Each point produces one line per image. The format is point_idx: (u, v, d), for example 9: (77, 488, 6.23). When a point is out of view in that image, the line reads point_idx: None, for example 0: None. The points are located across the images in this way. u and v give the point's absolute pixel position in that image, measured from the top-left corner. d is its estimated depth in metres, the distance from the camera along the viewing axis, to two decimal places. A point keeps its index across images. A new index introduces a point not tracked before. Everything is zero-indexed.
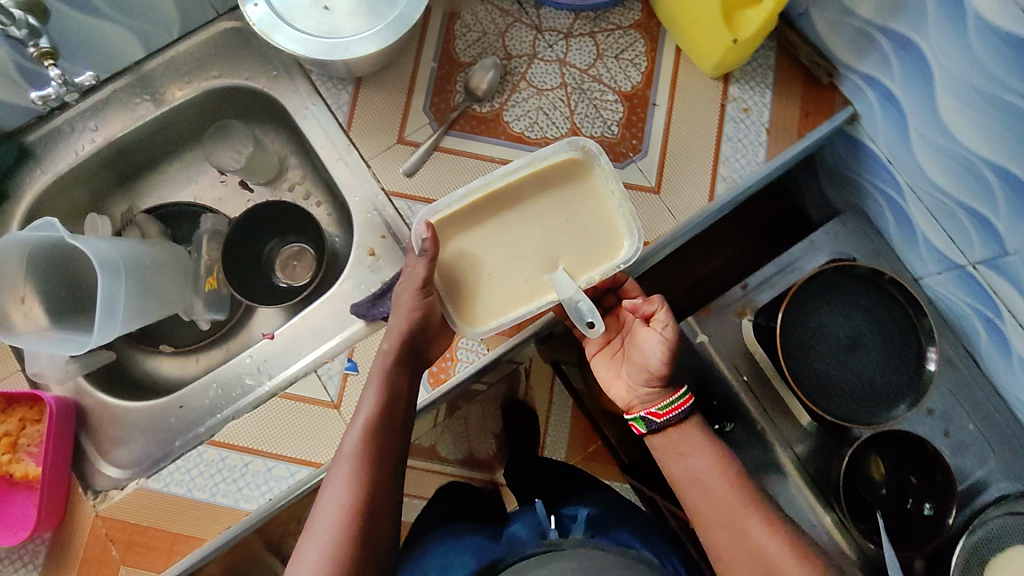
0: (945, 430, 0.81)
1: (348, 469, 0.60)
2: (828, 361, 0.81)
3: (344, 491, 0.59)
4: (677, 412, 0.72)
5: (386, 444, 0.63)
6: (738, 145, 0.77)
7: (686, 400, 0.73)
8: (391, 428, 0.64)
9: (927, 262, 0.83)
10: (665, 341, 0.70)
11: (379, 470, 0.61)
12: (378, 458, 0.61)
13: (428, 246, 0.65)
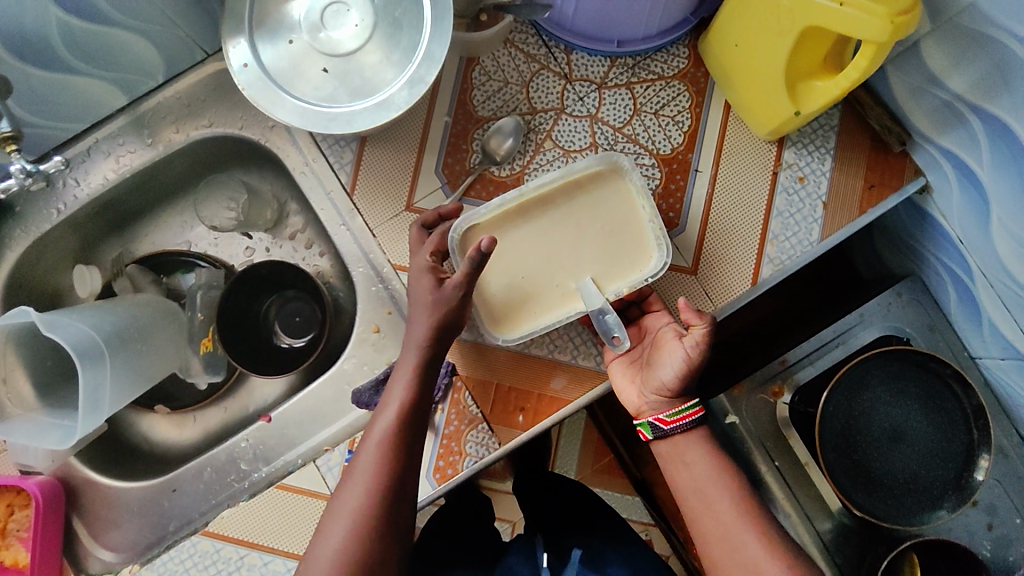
0: (989, 523, 0.71)
1: (372, 465, 0.55)
2: (868, 451, 0.73)
3: (366, 488, 0.54)
4: (685, 422, 0.60)
5: (416, 439, 0.57)
6: (790, 222, 0.68)
7: (696, 411, 0.61)
8: (422, 420, 0.58)
9: (989, 346, 0.71)
10: (698, 353, 0.58)
11: (404, 468, 0.56)
12: (403, 457, 0.56)
13: (482, 253, 0.53)
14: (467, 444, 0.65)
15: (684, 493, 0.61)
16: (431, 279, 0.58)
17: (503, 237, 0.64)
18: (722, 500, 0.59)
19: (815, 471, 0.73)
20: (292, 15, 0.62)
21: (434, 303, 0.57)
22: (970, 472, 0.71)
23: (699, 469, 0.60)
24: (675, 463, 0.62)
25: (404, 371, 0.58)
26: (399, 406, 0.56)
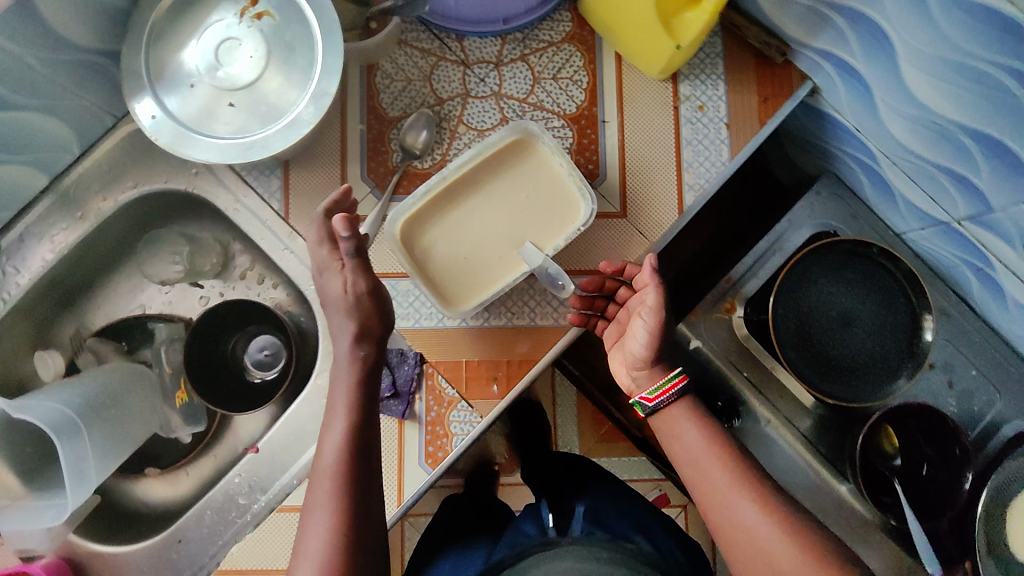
0: (949, 381, 0.77)
1: (327, 493, 0.56)
2: (825, 341, 0.76)
3: (328, 520, 0.54)
4: (668, 395, 0.63)
5: (367, 460, 0.59)
6: (700, 148, 0.72)
7: (678, 381, 0.64)
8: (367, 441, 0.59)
9: (908, 219, 0.77)
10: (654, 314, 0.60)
11: (361, 493, 0.57)
12: (357, 481, 0.57)
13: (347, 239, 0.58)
14: (451, 424, 0.67)
15: (682, 459, 0.63)
16: (343, 284, 0.61)
17: (438, 221, 0.67)
18: (712, 462, 0.60)
19: (780, 372, 0.78)
20: (191, 61, 0.65)
21: (347, 312, 0.61)
22: (918, 339, 0.76)
23: (688, 438, 0.63)
24: (670, 428, 0.64)
25: (339, 395, 0.60)
26: (339, 430, 0.58)
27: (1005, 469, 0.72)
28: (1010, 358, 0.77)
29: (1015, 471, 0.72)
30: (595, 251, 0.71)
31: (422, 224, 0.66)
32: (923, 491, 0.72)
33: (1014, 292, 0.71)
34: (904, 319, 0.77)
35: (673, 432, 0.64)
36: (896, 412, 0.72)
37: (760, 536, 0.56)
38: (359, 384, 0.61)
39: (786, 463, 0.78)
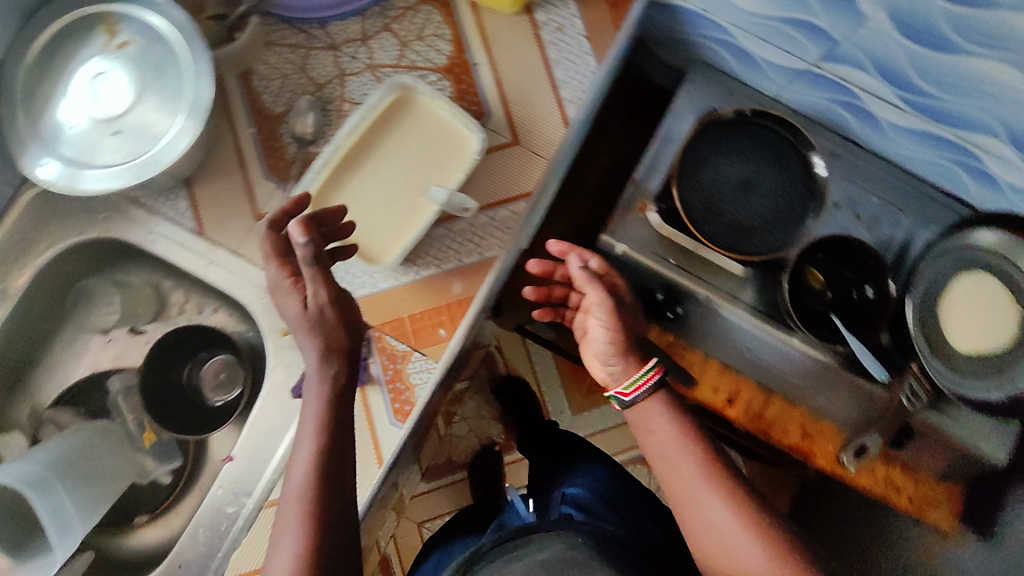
0: (856, 214, 0.86)
1: (296, 519, 0.54)
2: (734, 208, 0.82)
3: (294, 548, 0.53)
4: (642, 389, 0.66)
5: (338, 481, 0.57)
6: (569, 64, 0.77)
7: (652, 375, 0.67)
8: (337, 477, 0.57)
9: (775, 80, 0.84)
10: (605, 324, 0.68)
11: (327, 534, 0.55)
12: (327, 516, 0.55)
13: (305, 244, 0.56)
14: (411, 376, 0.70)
15: (659, 460, 0.66)
16: (301, 306, 0.59)
17: (342, 190, 0.68)
18: (687, 465, 0.63)
19: (710, 251, 0.81)
20: (66, 106, 0.68)
21: (305, 323, 0.58)
22: (814, 179, 0.82)
23: (664, 434, 0.66)
24: (646, 425, 0.67)
25: (309, 414, 0.59)
26: (309, 454, 0.57)
27: (925, 275, 0.82)
28: (900, 175, 0.86)
29: (933, 274, 0.82)
30: (499, 181, 0.74)
31: (328, 197, 0.68)
32: (859, 311, 0.80)
33: (886, 116, 0.81)
34: (796, 167, 0.83)
35: (647, 418, 0.67)
36: (809, 246, 0.80)
37: (731, 538, 0.59)
38: (332, 402, 0.60)
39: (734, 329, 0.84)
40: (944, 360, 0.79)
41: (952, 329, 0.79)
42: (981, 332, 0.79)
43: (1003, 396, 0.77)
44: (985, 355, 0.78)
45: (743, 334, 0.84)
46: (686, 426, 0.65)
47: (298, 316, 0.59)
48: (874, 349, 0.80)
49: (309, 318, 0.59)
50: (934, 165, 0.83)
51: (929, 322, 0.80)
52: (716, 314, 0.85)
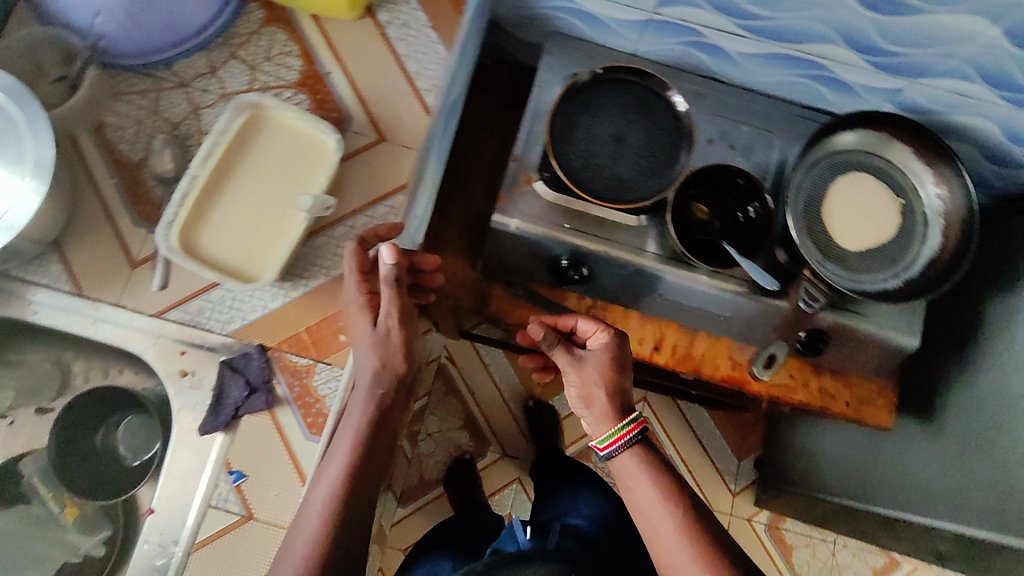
0: (731, 144, 0.89)
1: (331, 487, 0.61)
2: (610, 163, 0.84)
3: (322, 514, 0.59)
4: (614, 445, 0.73)
5: (376, 463, 0.64)
6: (420, 56, 0.78)
7: (630, 429, 0.73)
8: (366, 481, 0.62)
9: (627, 35, 0.87)
10: (574, 382, 0.77)
11: (342, 534, 0.59)
12: (355, 498, 0.61)
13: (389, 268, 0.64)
14: (317, 388, 0.73)
15: (638, 510, 0.72)
16: (371, 331, 0.68)
17: (209, 218, 0.69)
18: (664, 522, 0.68)
19: (597, 208, 0.83)
20: None
21: (375, 339, 0.68)
22: (680, 119, 0.85)
23: (637, 480, 0.72)
24: (627, 480, 0.73)
25: (361, 403, 0.67)
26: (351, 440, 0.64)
27: (803, 186, 0.85)
28: (762, 101, 0.90)
29: (810, 184, 0.85)
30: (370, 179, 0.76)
31: (195, 228, 0.68)
32: (747, 229, 0.83)
33: (732, 47, 0.84)
34: (662, 111, 0.85)
35: (625, 466, 0.73)
36: (687, 177, 0.82)
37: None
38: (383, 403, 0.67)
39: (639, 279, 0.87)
40: (839, 262, 0.83)
41: (838, 231, 0.83)
42: (866, 227, 0.84)
43: (900, 282, 0.82)
44: (874, 248, 0.83)
45: (649, 280, 0.86)
46: (664, 489, 0.70)
47: (377, 335, 0.68)
48: (771, 266, 0.83)
49: (376, 336, 0.68)
50: (787, 81, 0.88)
51: (817, 229, 0.83)
52: (619, 266, 0.85)
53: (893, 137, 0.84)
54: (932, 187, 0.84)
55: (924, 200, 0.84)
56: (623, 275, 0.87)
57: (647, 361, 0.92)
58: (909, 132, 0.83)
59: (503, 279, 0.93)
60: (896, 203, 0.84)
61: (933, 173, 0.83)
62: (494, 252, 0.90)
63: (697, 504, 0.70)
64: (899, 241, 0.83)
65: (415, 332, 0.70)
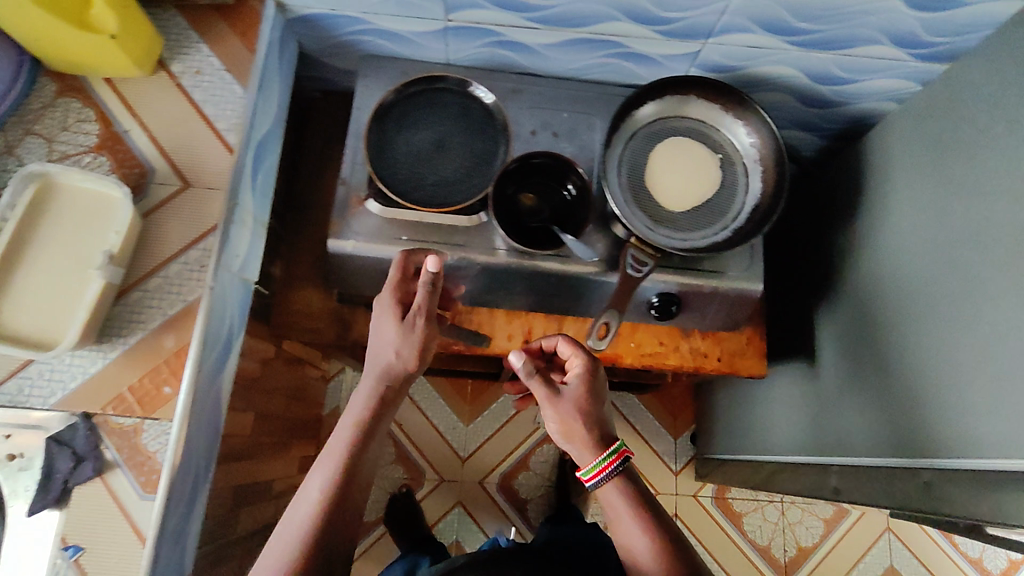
0: (554, 133, 0.90)
1: (316, 490, 0.69)
2: (432, 169, 0.84)
3: (304, 517, 0.68)
4: (601, 473, 0.74)
5: (357, 481, 0.71)
6: (219, 99, 0.78)
7: (612, 461, 0.75)
8: (355, 476, 0.71)
9: (435, 46, 0.88)
10: (554, 419, 0.76)
11: (342, 512, 0.69)
12: (331, 517, 0.68)
13: (432, 279, 0.73)
14: (148, 446, 0.70)
15: (619, 533, 0.75)
16: (398, 328, 0.74)
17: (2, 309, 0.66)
18: (642, 547, 0.72)
19: (431, 214, 0.83)
20: None
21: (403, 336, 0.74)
22: (491, 114, 0.86)
23: (616, 498, 0.75)
24: (611, 512, 0.75)
25: (347, 425, 0.73)
26: (335, 460, 0.71)
27: (624, 160, 0.87)
28: (579, 87, 0.92)
29: (632, 158, 0.87)
30: (170, 221, 0.74)
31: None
32: (576, 208, 0.85)
33: (531, 42, 0.86)
34: (475, 109, 0.87)
35: (610, 490, 0.75)
36: (507, 169, 0.84)
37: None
38: (373, 427, 0.73)
39: (484, 277, 0.87)
40: (668, 225, 0.85)
41: (665, 197, 0.86)
42: (690, 186, 0.86)
43: (728, 233, 0.84)
44: (699, 206, 0.86)
45: (497, 275, 0.86)
46: (640, 513, 0.73)
47: (407, 335, 0.74)
48: (602, 240, 0.85)
49: (394, 323, 0.75)
50: (596, 64, 0.90)
51: (643, 198, 0.85)
52: (463, 270, 0.86)
53: (701, 98, 0.87)
54: (745, 136, 0.86)
55: (741, 150, 0.87)
56: (474, 277, 0.87)
57: None
58: (713, 90, 0.86)
59: (362, 303, 0.94)
60: (714, 158, 0.87)
61: (743, 123, 0.86)
62: (341, 277, 0.89)
63: (673, 532, 0.73)
64: (722, 194, 0.86)
65: (431, 333, 0.76)
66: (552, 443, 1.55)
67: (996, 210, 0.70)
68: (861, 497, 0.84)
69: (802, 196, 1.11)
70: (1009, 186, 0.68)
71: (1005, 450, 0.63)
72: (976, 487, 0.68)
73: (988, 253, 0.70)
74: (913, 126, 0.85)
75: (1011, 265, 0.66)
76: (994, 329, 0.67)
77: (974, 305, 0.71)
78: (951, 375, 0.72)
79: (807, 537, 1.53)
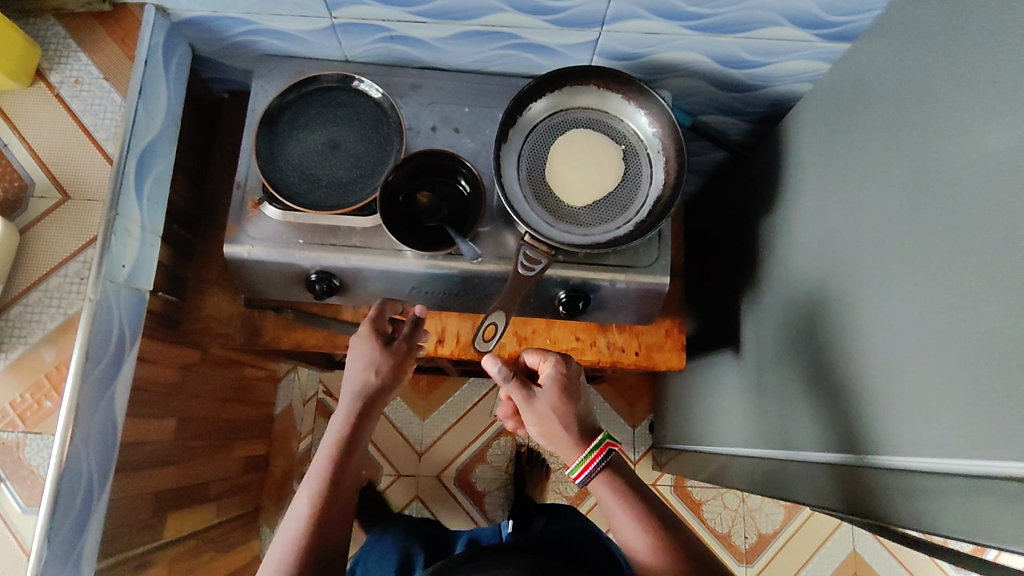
0: (455, 128, 0.87)
1: (308, 501, 0.70)
2: (325, 169, 0.83)
3: (298, 528, 0.69)
4: (590, 468, 0.72)
5: (346, 490, 0.72)
6: (97, 109, 0.79)
7: (598, 454, 0.73)
8: (343, 488, 0.72)
9: (328, 44, 0.86)
10: (534, 420, 0.75)
11: (332, 524, 0.70)
12: (322, 527, 0.69)
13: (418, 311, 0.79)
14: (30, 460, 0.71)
15: (617, 531, 0.72)
16: (374, 345, 0.78)
17: None
18: (641, 546, 0.69)
19: (325, 216, 0.81)
20: None
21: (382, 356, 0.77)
22: (383, 110, 0.85)
23: (610, 492, 0.73)
24: (606, 505, 0.73)
25: (333, 435, 0.75)
26: (324, 468, 0.72)
27: (525, 154, 0.84)
28: (482, 79, 0.89)
29: (533, 151, 0.84)
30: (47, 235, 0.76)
31: None
32: (473, 204, 0.83)
33: (422, 35, 0.84)
34: (367, 107, 0.85)
35: (604, 484, 0.73)
36: (400, 170, 0.81)
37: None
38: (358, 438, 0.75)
39: (387, 278, 0.85)
40: (570, 221, 0.82)
41: (567, 191, 0.83)
42: (593, 178, 0.83)
43: (631, 227, 0.82)
44: (602, 199, 0.83)
45: (400, 275, 0.85)
46: (634, 505, 0.71)
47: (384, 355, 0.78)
48: (501, 239, 0.84)
49: (369, 343, 0.78)
50: (496, 55, 0.88)
51: (544, 193, 0.83)
52: (365, 272, 0.84)
53: (599, 87, 0.84)
54: (648, 125, 0.84)
55: (644, 140, 0.84)
56: (378, 278, 0.86)
57: (432, 355, 0.95)
58: (610, 79, 0.83)
59: (270, 306, 0.93)
60: (617, 149, 0.84)
61: (644, 112, 0.84)
62: (244, 282, 0.88)
63: (668, 521, 0.71)
64: (626, 187, 0.84)
65: (405, 352, 0.80)
66: (508, 436, 1.55)
67: (903, 202, 0.68)
68: (811, 499, 0.83)
69: (734, 182, 1.08)
70: (919, 176, 0.66)
71: (931, 453, 0.61)
72: (907, 494, 0.65)
73: (902, 246, 0.67)
74: (829, 111, 0.82)
75: (924, 258, 0.64)
76: (911, 328, 0.65)
77: (890, 299, 0.69)
78: (878, 373, 0.70)
79: (768, 523, 1.51)
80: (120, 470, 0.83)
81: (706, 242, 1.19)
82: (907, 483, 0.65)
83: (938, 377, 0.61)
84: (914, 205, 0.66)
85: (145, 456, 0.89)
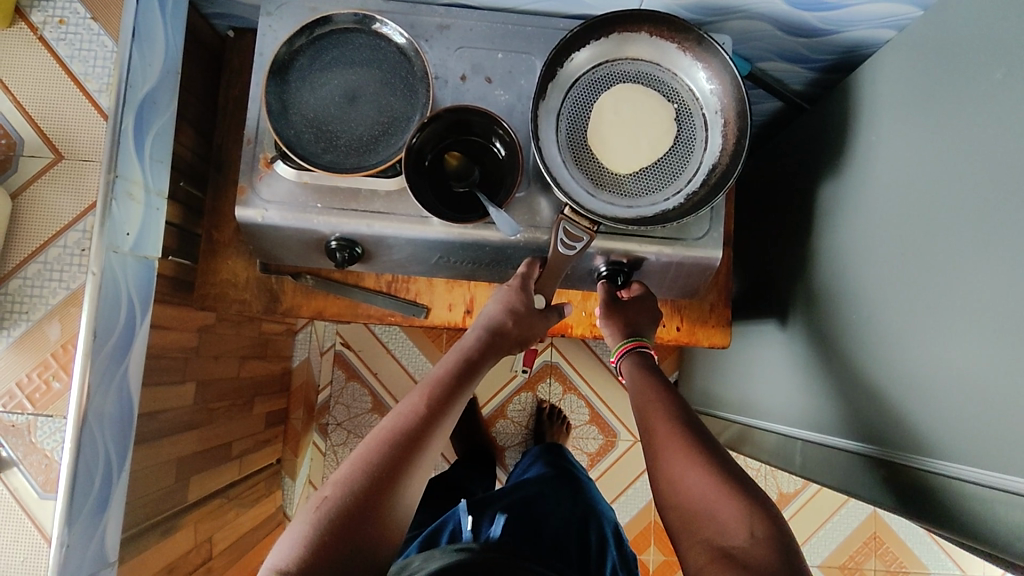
0: (487, 78, 0.77)
1: (406, 409, 0.64)
2: (345, 125, 0.74)
3: (390, 425, 0.62)
4: (621, 355, 0.78)
5: (445, 411, 0.65)
6: (85, 57, 0.95)
7: (630, 345, 0.77)
8: (447, 410, 0.65)
9: None
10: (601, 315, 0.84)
11: (427, 435, 0.62)
12: (413, 435, 0.62)
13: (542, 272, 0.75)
14: (43, 443, 0.98)
15: (645, 429, 0.69)
16: (515, 291, 0.75)
17: None
18: (676, 453, 0.64)
19: (346, 178, 0.73)
20: None
21: (507, 298, 0.74)
22: (406, 54, 0.75)
23: (655, 404, 0.70)
24: (644, 419, 0.70)
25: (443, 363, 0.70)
26: (427, 387, 0.66)
27: (564, 109, 0.74)
28: (516, 19, 0.78)
29: (573, 107, 0.74)
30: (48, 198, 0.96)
31: None
32: (507, 166, 0.75)
33: None
34: (389, 51, 0.75)
35: (625, 372, 0.77)
36: (425, 129, 0.72)
37: (697, 499, 0.60)
38: (472, 374, 0.70)
39: (410, 248, 0.78)
40: (614, 189, 0.74)
41: (610, 155, 0.73)
42: (640, 140, 0.74)
43: (682, 198, 0.73)
44: (649, 165, 0.74)
45: (427, 244, 0.78)
46: (675, 417, 0.68)
47: (507, 296, 0.75)
48: (535, 206, 0.75)
49: (511, 290, 0.75)
50: None
51: (584, 157, 0.74)
52: (390, 240, 0.77)
53: (652, 35, 0.74)
54: (705, 81, 0.74)
55: (700, 98, 0.74)
56: (396, 248, 0.79)
57: (461, 326, 0.91)
58: (665, 26, 0.72)
59: (288, 272, 0.88)
60: (669, 108, 0.74)
61: (702, 66, 0.73)
62: (258, 247, 0.82)
63: (714, 443, 0.65)
64: (677, 152, 0.74)
65: (540, 314, 0.76)
66: (530, 390, 1.52)
67: (986, 181, 0.59)
68: (840, 483, 0.79)
69: (790, 137, 0.98)
70: (1012, 148, 0.57)
71: (995, 461, 0.55)
72: (951, 503, 0.61)
73: (976, 228, 0.60)
74: (913, 63, 0.71)
75: (1000, 242, 0.57)
76: (982, 326, 0.58)
77: (958, 285, 0.61)
78: (931, 366, 0.64)
79: (789, 484, 1.49)
80: (143, 441, 0.80)
81: (754, 199, 1.09)
82: (951, 489, 0.60)
83: (1008, 382, 0.54)
84: (999, 180, 0.58)
85: (166, 423, 0.86)
